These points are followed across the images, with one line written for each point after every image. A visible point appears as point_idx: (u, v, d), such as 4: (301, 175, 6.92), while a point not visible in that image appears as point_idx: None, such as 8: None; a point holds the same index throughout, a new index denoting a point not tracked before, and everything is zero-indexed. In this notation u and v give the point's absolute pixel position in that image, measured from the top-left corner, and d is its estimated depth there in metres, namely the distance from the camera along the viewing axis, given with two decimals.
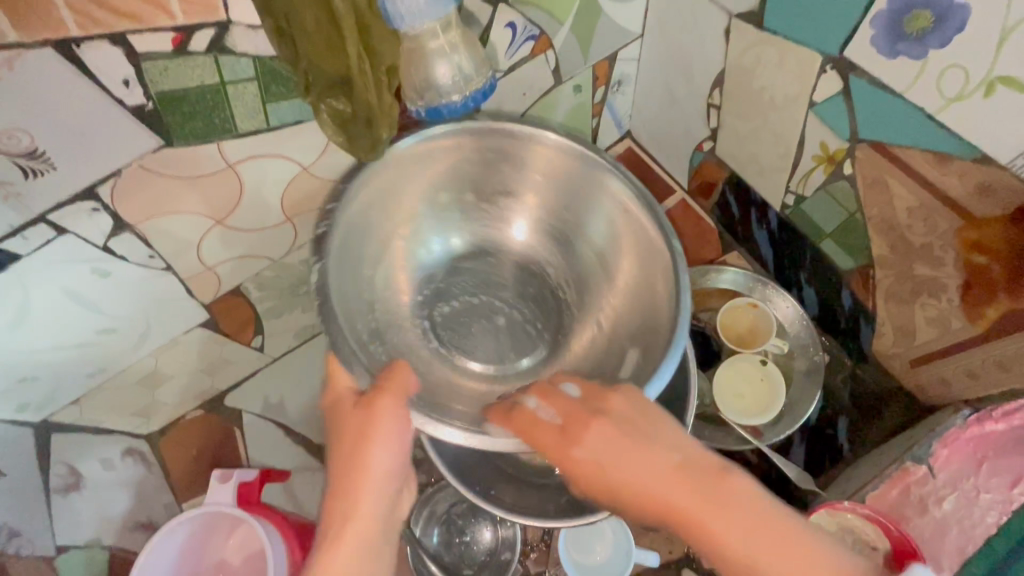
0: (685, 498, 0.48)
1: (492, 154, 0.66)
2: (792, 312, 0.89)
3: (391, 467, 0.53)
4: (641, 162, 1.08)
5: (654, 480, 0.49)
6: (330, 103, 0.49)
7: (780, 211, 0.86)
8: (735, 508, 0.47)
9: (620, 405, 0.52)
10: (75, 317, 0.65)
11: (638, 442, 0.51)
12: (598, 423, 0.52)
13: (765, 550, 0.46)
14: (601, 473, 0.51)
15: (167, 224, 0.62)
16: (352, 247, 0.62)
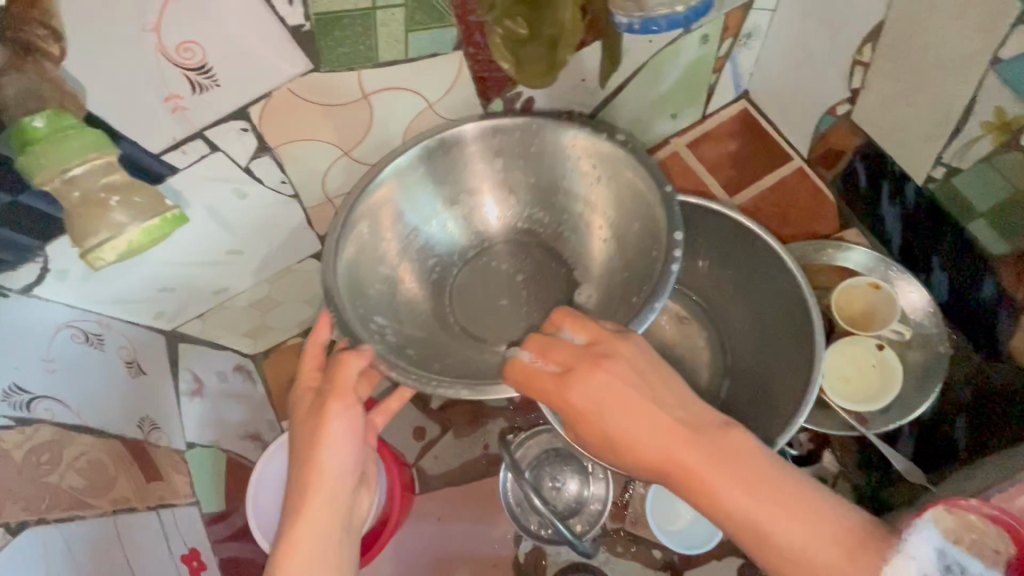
0: (688, 455, 0.49)
1: (450, 142, 0.67)
2: (917, 298, 0.82)
3: (342, 465, 0.56)
4: (754, 126, 1.02)
5: (660, 440, 0.50)
6: (507, 26, 0.52)
7: (921, 185, 0.78)
8: (731, 463, 0.49)
9: (618, 361, 0.52)
10: (213, 234, 0.69)
11: (641, 397, 0.51)
12: (590, 375, 0.51)
13: (764, 502, 0.48)
14: (606, 428, 0.51)
15: (300, 151, 0.64)
16: (366, 266, 0.66)
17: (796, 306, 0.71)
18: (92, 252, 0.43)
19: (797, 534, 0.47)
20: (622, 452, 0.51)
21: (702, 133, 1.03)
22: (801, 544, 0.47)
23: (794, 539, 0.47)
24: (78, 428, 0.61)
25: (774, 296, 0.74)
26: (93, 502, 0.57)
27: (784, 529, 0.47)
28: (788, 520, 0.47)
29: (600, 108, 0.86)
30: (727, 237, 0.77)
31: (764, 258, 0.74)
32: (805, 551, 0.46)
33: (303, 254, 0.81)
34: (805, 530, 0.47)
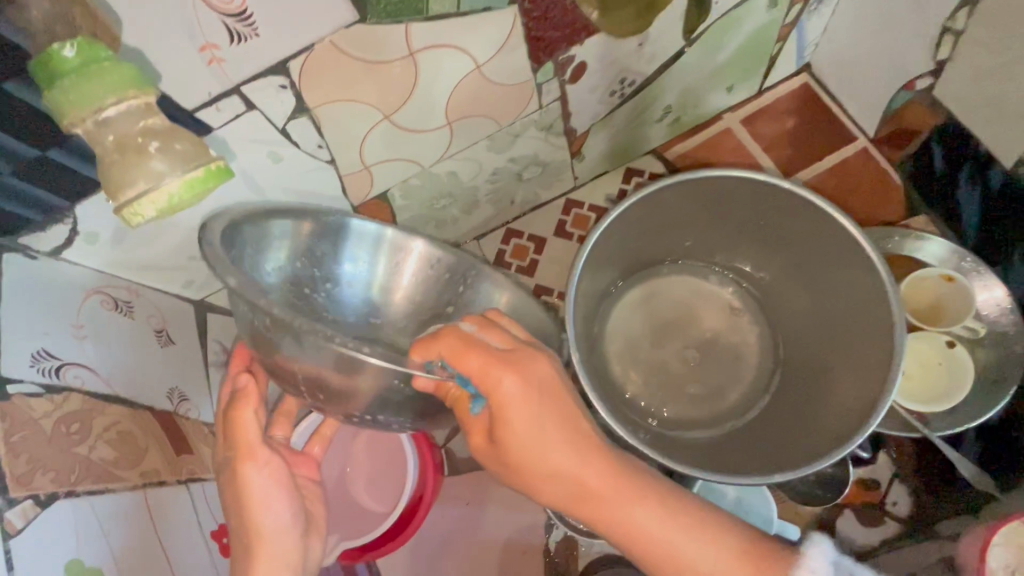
0: (592, 475, 0.55)
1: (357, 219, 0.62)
2: (1000, 294, 0.76)
3: (279, 519, 0.57)
4: (815, 102, 0.95)
5: (570, 458, 0.54)
6: None
7: (1010, 168, 0.71)
8: (623, 479, 0.55)
9: (540, 372, 0.53)
10: (246, 201, 0.66)
11: (558, 415, 0.53)
12: (514, 378, 0.51)
13: (648, 512, 0.56)
14: (524, 442, 0.52)
15: (339, 112, 0.60)
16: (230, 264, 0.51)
17: (874, 301, 0.65)
18: (128, 206, 0.40)
19: (687, 547, 0.55)
20: (535, 464, 0.53)
21: (757, 109, 0.96)
22: (689, 554, 0.56)
23: (684, 548, 0.56)
24: (108, 398, 0.58)
25: (847, 291, 0.69)
26: (122, 475, 0.55)
27: (674, 541, 0.55)
28: (677, 531, 0.56)
29: (652, 78, 0.81)
30: (795, 222, 0.70)
31: (840, 247, 0.67)
32: (693, 558, 0.56)
33: None
34: (692, 540, 0.56)
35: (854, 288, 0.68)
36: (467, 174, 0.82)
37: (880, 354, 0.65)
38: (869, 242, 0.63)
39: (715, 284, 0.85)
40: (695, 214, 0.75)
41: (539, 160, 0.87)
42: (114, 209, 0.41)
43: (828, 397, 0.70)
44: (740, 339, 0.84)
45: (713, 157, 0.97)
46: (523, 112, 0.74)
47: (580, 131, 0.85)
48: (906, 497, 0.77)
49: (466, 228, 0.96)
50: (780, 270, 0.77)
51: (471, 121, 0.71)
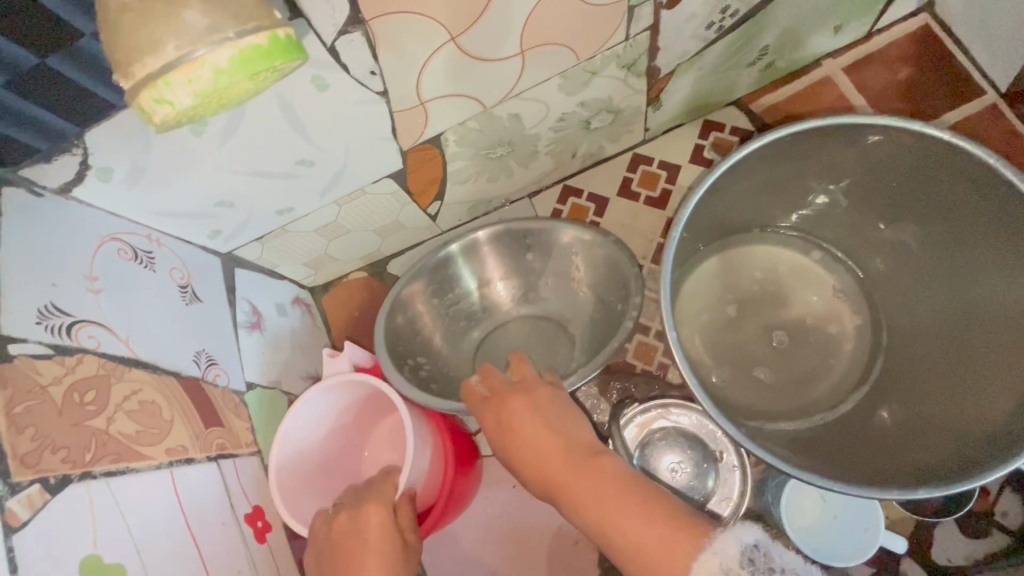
0: (555, 462, 0.53)
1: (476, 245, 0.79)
2: None
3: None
4: (936, 48, 0.81)
5: (564, 465, 0.52)
6: None
7: None
8: (600, 475, 0.51)
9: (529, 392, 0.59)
10: (283, 139, 0.57)
11: (538, 419, 0.56)
12: (513, 398, 0.58)
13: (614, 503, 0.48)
14: (504, 439, 0.57)
15: (400, 28, 0.49)
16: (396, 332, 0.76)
17: None
18: (148, 86, 0.31)
19: (631, 526, 0.47)
20: (520, 462, 0.55)
21: (864, 56, 0.83)
22: (622, 529, 0.47)
23: (624, 528, 0.47)
24: (130, 361, 0.50)
25: (996, 283, 0.60)
26: (145, 452, 0.48)
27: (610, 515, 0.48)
28: (617, 503, 0.48)
29: (758, 8, 0.68)
30: (960, 193, 0.60)
31: (1005, 221, 0.57)
32: (636, 539, 0.46)
33: (381, 173, 0.68)
34: (639, 520, 0.47)
35: (1009, 274, 0.59)
36: (531, 119, 0.71)
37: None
38: None
39: (809, 257, 0.75)
40: (812, 170, 0.66)
41: (612, 106, 0.75)
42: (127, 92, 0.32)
43: (965, 395, 0.61)
44: (834, 320, 0.74)
45: (808, 111, 0.84)
46: (607, 44, 0.62)
47: (663, 72, 0.72)
48: (1020, 508, 0.68)
49: (520, 183, 0.85)
50: (908, 254, 0.68)
51: (547, 51, 0.59)
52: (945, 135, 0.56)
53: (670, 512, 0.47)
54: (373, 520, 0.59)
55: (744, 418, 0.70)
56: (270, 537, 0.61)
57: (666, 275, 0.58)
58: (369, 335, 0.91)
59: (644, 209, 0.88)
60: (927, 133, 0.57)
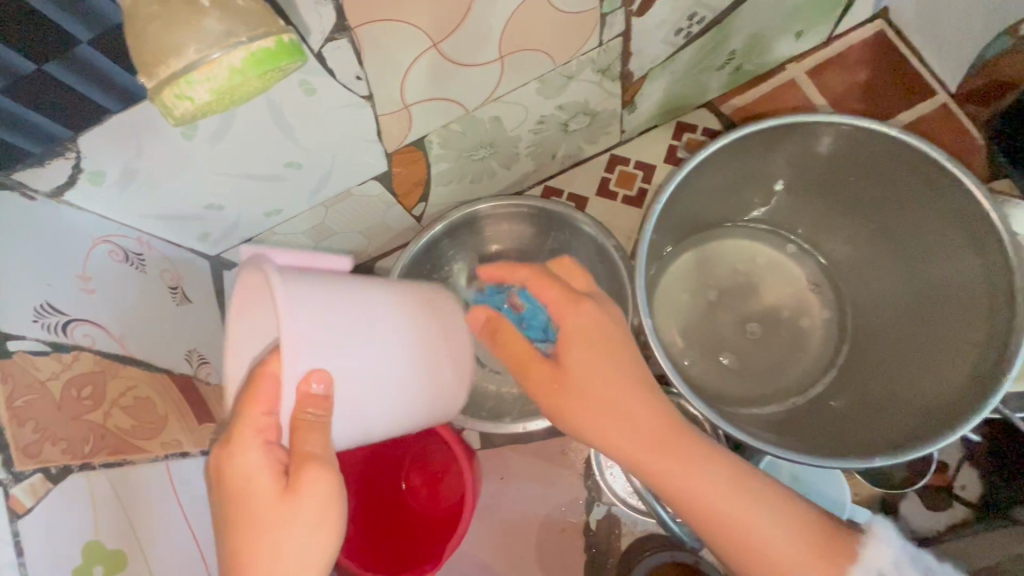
0: (648, 432, 0.50)
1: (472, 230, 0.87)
2: None
3: (325, 555, 0.45)
4: (892, 52, 0.86)
5: (642, 440, 0.50)
6: None
7: None
8: (687, 461, 0.50)
9: (591, 328, 0.51)
10: (272, 142, 0.58)
11: (617, 372, 0.50)
12: (585, 307, 0.51)
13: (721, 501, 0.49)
14: (565, 382, 0.51)
15: (385, 35, 0.51)
16: None
17: (987, 275, 0.59)
18: (171, 83, 0.32)
19: (733, 511, 0.49)
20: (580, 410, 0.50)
21: (824, 60, 0.88)
22: (717, 509, 0.49)
23: (730, 512, 0.49)
24: (124, 360, 0.52)
25: (948, 265, 0.63)
26: (142, 446, 0.49)
27: (708, 497, 0.49)
28: (712, 488, 0.49)
29: (723, 16, 0.72)
30: (913, 186, 0.63)
31: (953, 205, 0.61)
32: (743, 526, 0.49)
33: (367, 175, 0.70)
34: (745, 511, 0.49)
35: (956, 255, 0.62)
36: (511, 121, 0.74)
37: (986, 330, 0.59)
38: (990, 202, 0.57)
39: (777, 248, 0.80)
40: (777, 167, 0.70)
41: (588, 109, 0.78)
42: (150, 92, 0.33)
43: (928, 371, 0.64)
44: (804, 309, 0.78)
45: (774, 113, 0.89)
46: (582, 49, 0.66)
47: (636, 76, 0.76)
48: (977, 482, 0.72)
49: (502, 184, 0.88)
50: (870, 243, 0.71)
51: (525, 56, 0.63)
52: (891, 130, 0.60)
53: (773, 518, 0.49)
54: (252, 461, 0.43)
55: (721, 403, 0.74)
56: None
57: (640, 267, 0.61)
58: None
59: (622, 208, 0.91)
60: (876, 129, 0.61)
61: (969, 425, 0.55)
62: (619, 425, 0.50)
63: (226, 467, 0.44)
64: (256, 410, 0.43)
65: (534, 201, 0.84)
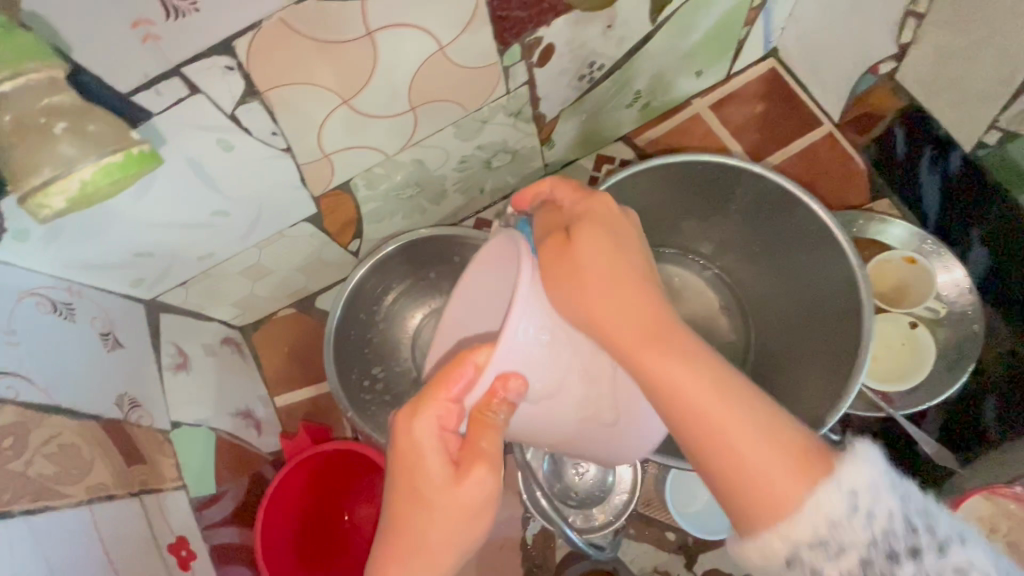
0: (634, 312, 0.46)
1: (404, 263, 0.90)
2: (955, 278, 0.79)
3: (478, 530, 0.49)
4: (782, 88, 0.95)
5: (676, 363, 0.44)
6: None
7: (970, 151, 0.72)
8: (736, 397, 0.43)
9: (605, 209, 0.52)
10: (196, 193, 0.62)
11: (632, 285, 0.47)
12: (588, 228, 0.50)
13: (736, 418, 0.42)
14: (568, 235, 0.50)
15: (295, 96, 0.56)
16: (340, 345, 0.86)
17: (845, 290, 0.66)
18: (33, 194, 0.40)
19: (717, 403, 0.42)
20: (568, 277, 0.48)
21: (725, 95, 0.96)
22: (699, 403, 0.43)
23: (761, 458, 0.41)
24: (49, 408, 0.54)
25: (816, 279, 0.69)
26: (66, 490, 0.51)
27: (679, 370, 0.43)
28: (688, 361, 0.44)
29: (622, 62, 0.79)
30: (780, 216, 0.69)
31: (813, 233, 0.67)
32: (745, 452, 0.41)
33: (297, 218, 0.74)
34: (733, 409, 0.42)
35: (823, 273, 0.68)
36: (433, 162, 0.79)
37: (849, 331, 0.66)
38: (839, 227, 0.64)
39: (685, 269, 0.84)
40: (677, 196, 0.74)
41: (507, 147, 0.84)
42: (17, 199, 0.40)
43: (821, 350, 0.70)
44: (713, 329, 0.84)
45: (683, 143, 0.97)
46: (490, 97, 0.72)
47: (548, 117, 0.83)
48: None
49: (435, 217, 0.93)
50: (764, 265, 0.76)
51: (436, 106, 0.68)
52: (752, 167, 0.66)
53: (768, 431, 0.42)
54: (426, 440, 0.48)
55: None
56: (196, 564, 0.64)
57: None
58: (299, 368, 0.95)
59: None
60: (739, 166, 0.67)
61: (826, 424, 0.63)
62: (591, 291, 0.47)
63: (401, 438, 0.48)
64: (443, 396, 0.47)
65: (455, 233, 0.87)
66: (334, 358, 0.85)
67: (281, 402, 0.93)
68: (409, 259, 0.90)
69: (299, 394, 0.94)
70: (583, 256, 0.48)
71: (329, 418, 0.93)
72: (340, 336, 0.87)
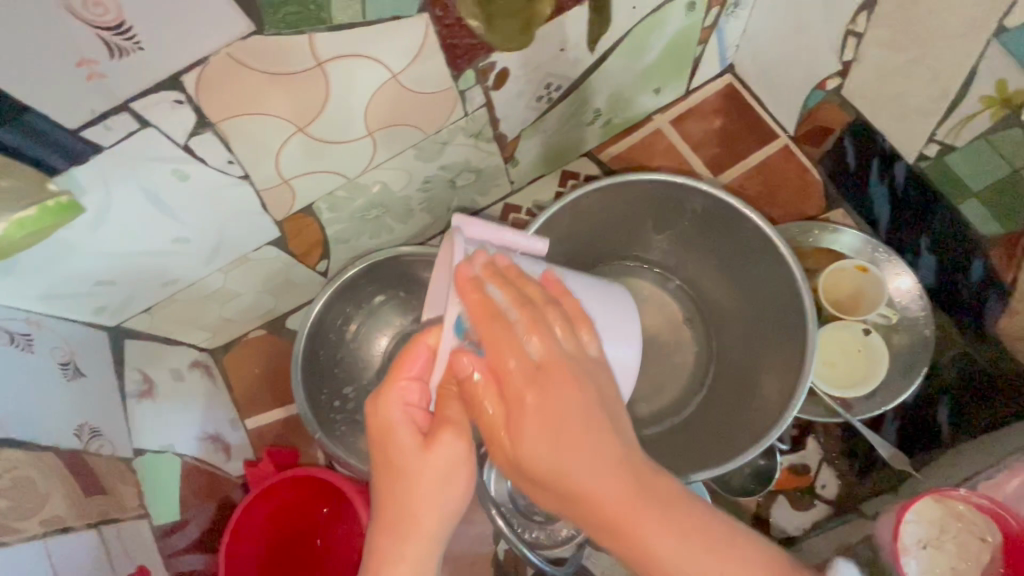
0: (614, 495, 0.44)
1: (373, 283, 0.90)
2: (905, 283, 0.82)
3: (457, 497, 0.52)
4: (740, 102, 0.98)
5: (631, 515, 0.45)
6: None
7: (912, 163, 0.74)
8: (693, 526, 0.46)
9: (563, 382, 0.45)
10: (155, 221, 0.63)
11: (584, 423, 0.45)
12: (541, 369, 0.46)
13: (695, 552, 0.45)
14: (515, 437, 0.45)
15: (248, 125, 0.57)
16: (310, 368, 0.87)
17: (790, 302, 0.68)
18: None
19: (697, 562, 0.45)
20: (538, 447, 0.45)
21: (684, 111, 0.99)
22: (671, 557, 0.45)
23: None
24: (5, 441, 0.54)
25: (765, 289, 0.71)
26: (19, 526, 0.51)
27: (661, 546, 0.45)
28: (669, 530, 0.45)
29: (579, 82, 0.81)
30: (729, 231, 0.71)
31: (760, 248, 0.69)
32: None
33: (261, 242, 0.75)
34: (714, 566, 0.46)
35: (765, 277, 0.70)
36: (396, 183, 0.80)
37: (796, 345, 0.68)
38: (784, 241, 0.66)
39: (648, 281, 0.85)
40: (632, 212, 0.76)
41: (471, 166, 0.86)
42: None
43: (773, 364, 0.71)
44: (679, 339, 0.85)
45: (646, 158, 0.99)
46: (449, 120, 0.73)
47: (510, 137, 0.84)
48: (835, 479, 0.80)
49: (403, 236, 0.94)
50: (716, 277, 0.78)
51: (394, 130, 0.69)
52: (703, 185, 0.68)
53: (741, 569, 0.46)
54: (394, 417, 0.51)
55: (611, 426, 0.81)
56: None
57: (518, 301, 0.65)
58: (270, 389, 0.94)
59: None
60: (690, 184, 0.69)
61: (773, 435, 0.65)
62: (565, 497, 0.45)
63: (373, 419, 0.52)
64: (401, 376, 0.51)
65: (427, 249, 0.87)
66: (302, 380, 0.85)
67: (252, 424, 0.93)
68: (379, 278, 0.90)
69: (270, 416, 0.93)
70: (505, 325, 0.47)
71: (300, 439, 0.93)
72: (309, 358, 0.87)
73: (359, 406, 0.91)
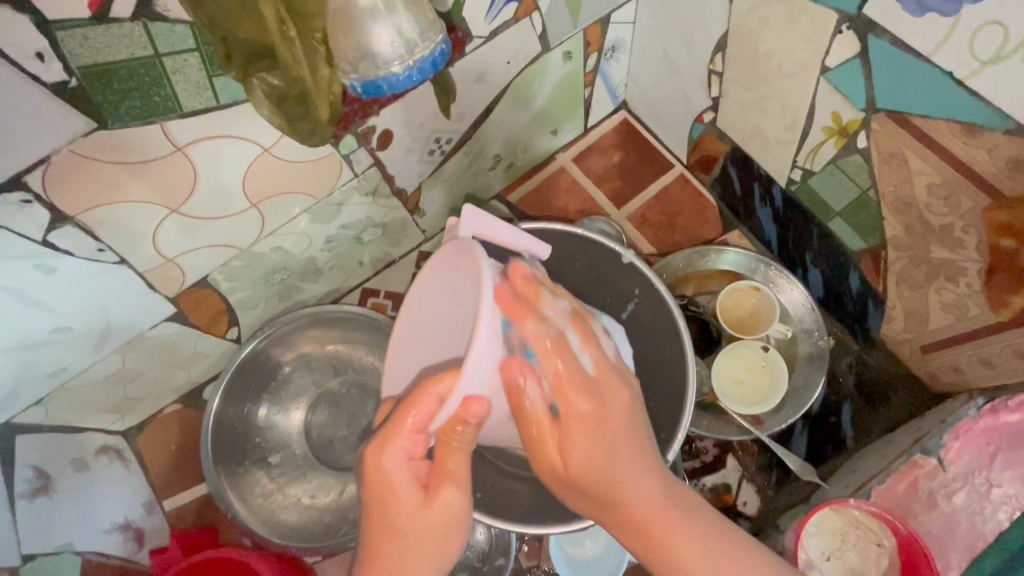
0: (646, 498, 0.49)
1: (282, 347, 0.89)
2: (797, 295, 0.85)
3: (454, 545, 0.50)
4: (635, 137, 1.02)
5: (660, 523, 0.48)
6: (263, 79, 0.50)
7: (784, 186, 0.79)
8: (726, 555, 0.48)
9: (595, 403, 0.49)
10: (25, 315, 0.61)
11: (617, 435, 0.49)
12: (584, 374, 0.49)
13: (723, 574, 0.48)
14: (563, 443, 0.48)
15: (113, 214, 0.57)
16: (220, 440, 0.84)
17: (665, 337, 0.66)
18: None
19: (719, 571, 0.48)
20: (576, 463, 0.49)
21: (585, 148, 1.02)
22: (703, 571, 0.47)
23: None
24: None
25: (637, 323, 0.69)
26: None
27: (689, 550, 0.48)
28: (700, 551, 0.48)
29: (469, 133, 0.83)
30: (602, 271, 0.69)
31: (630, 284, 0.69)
32: None
33: (154, 321, 0.73)
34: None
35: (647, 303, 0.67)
36: (296, 247, 0.79)
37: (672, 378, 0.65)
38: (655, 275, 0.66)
39: None
40: None
41: (375, 222, 0.86)
42: None
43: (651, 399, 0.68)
44: None
45: (552, 196, 1.01)
46: (338, 183, 0.73)
47: (410, 190, 0.85)
48: (754, 495, 0.82)
49: (317, 295, 0.93)
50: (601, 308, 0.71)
51: (279, 199, 0.69)
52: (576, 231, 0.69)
53: None
54: (399, 471, 0.48)
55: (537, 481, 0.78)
56: None
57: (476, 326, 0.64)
58: (186, 467, 0.90)
59: None
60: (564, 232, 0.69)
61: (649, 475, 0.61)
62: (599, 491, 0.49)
63: (373, 474, 0.48)
64: (407, 428, 0.46)
65: (332, 309, 0.87)
66: (212, 454, 0.83)
67: (170, 506, 0.88)
68: (286, 342, 0.89)
69: (189, 496, 0.89)
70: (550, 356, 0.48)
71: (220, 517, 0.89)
72: (223, 431, 0.85)
73: (281, 475, 0.89)
